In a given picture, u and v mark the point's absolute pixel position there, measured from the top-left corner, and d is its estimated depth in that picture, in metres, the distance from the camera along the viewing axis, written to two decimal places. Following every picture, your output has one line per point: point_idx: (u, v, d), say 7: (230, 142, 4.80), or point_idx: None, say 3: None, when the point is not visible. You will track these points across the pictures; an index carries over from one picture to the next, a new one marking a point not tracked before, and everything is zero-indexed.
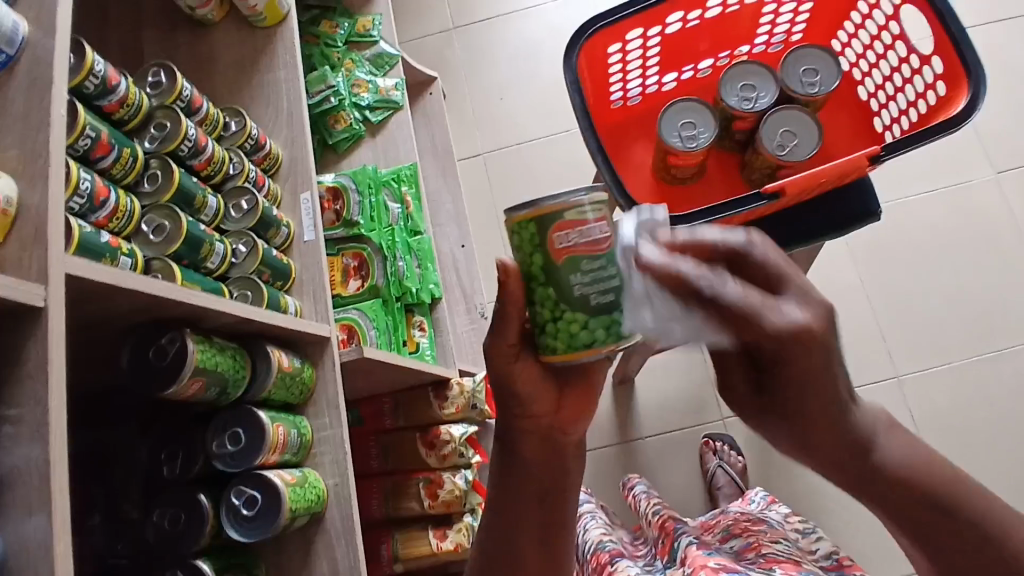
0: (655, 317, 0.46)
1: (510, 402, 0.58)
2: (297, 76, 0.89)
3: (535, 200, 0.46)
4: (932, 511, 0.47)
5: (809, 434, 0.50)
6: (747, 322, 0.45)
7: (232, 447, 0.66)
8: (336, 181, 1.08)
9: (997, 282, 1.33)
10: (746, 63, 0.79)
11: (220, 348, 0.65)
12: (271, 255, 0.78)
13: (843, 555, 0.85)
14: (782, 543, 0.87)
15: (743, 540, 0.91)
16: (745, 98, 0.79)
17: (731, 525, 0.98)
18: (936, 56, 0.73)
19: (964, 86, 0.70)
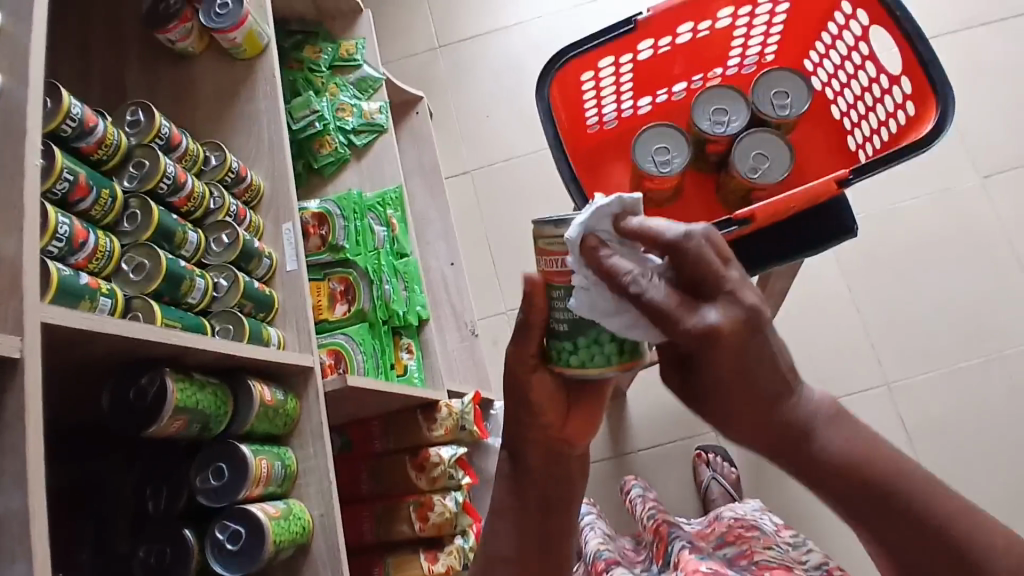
0: (591, 306, 0.49)
1: (520, 409, 0.59)
2: (277, 107, 0.90)
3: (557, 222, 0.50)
4: (873, 500, 0.50)
5: (750, 431, 0.53)
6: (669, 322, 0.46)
7: (216, 482, 0.66)
8: (322, 207, 1.09)
9: (986, 286, 1.33)
10: (717, 87, 0.81)
11: (201, 386, 0.65)
12: (253, 287, 0.78)
13: (833, 566, 0.85)
14: (775, 550, 0.86)
15: (736, 547, 0.89)
16: (717, 122, 0.81)
17: (725, 533, 0.94)
18: (905, 76, 0.74)
19: (932, 106, 0.70)
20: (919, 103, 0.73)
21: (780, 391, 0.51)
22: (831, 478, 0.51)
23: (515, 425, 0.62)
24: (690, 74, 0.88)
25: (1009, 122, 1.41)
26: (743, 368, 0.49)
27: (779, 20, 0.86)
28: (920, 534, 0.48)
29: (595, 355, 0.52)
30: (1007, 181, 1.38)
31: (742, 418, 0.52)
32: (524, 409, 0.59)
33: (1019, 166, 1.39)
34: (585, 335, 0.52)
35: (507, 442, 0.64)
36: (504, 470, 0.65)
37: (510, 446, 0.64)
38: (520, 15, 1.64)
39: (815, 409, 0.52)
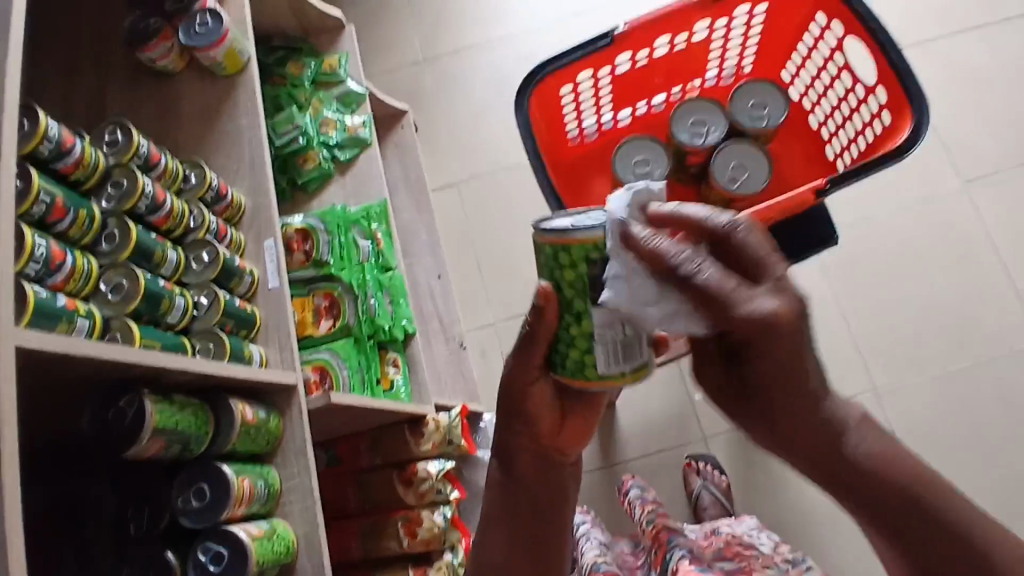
0: (629, 296, 0.46)
1: (513, 417, 0.59)
2: (259, 124, 0.90)
3: (564, 231, 0.47)
4: (911, 516, 0.46)
5: (789, 431, 0.48)
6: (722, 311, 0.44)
7: (197, 503, 0.66)
8: (305, 222, 1.08)
9: (969, 291, 1.34)
10: (696, 99, 0.82)
11: (181, 406, 0.65)
12: (234, 305, 0.78)
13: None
14: (773, 569, 0.86)
15: (735, 564, 0.87)
16: (696, 133, 0.82)
17: (722, 548, 0.95)
18: (879, 87, 0.75)
19: (907, 117, 0.71)
20: (895, 114, 0.74)
21: (822, 386, 0.48)
22: (868, 491, 0.47)
23: (507, 433, 0.62)
24: (669, 86, 0.89)
25: (987, 128, 1.43)
26: (767, 355, 0.46)
27: (755, 32, 0.87)
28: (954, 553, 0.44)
29: (564, 363, 0.51)
30: (989, 186, 1.39)
31: (784, 417, 0.48)
32: (517, 416, 0.59)
33: (999, 171, 1.40)
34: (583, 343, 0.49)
35: (496, 450, 0.64)
36: (494, 477, 0.64)
37: (500, 453, 0.64)
38: (503, 28, 1.64)
39: (846, 411, 0.49)
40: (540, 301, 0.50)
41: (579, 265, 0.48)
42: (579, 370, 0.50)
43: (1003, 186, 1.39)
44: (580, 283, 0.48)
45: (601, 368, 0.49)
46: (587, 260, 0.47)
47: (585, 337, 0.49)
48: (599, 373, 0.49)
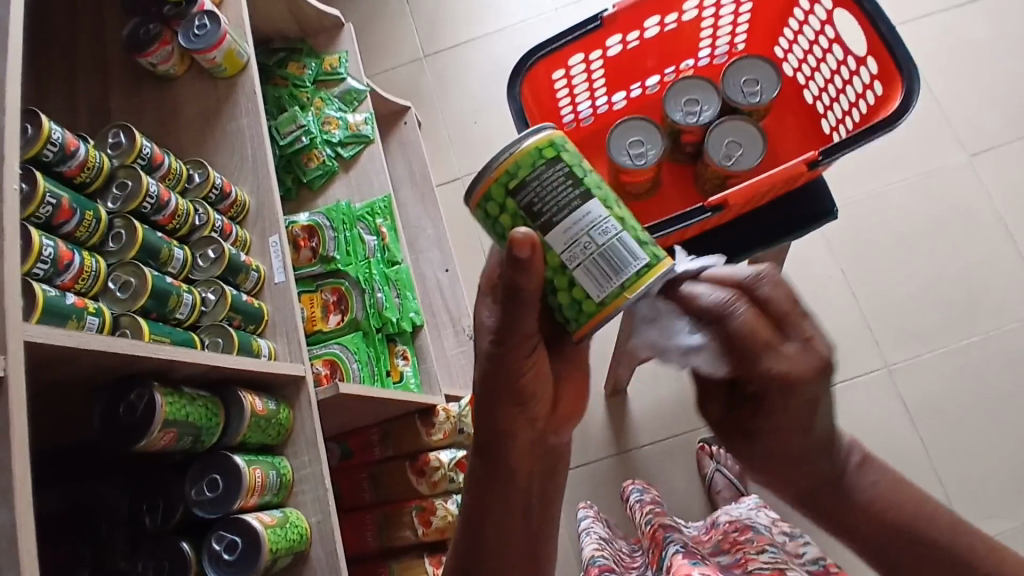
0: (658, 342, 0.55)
1: (507, 398, 0.57)
2: (259, 123, 0.92)
3: (487, 166, 0.49)
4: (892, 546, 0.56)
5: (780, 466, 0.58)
6: (749, 357, 0.50)
7: (210, 493, 0.68)
8: (310, 219, 1.10)
9: (979, 266, 1.33)
10: (688, 78, 0.82)
11: (191, 399, 0.66)
12: (241, 300, 0.79)
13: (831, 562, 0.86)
14: (769, 552, 0.86)
15: (733, 557, 0.90)
16: (689, 113, 0.82)
17: (721, 539, 0.98)
18: (870, 57, 0.74)
19: (898, 86, 0.70)
20: (886, 81, 0.73)
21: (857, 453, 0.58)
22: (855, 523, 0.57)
23: (500, 429, 0.58)
24: (662, 68, 0.89)
25: (992, 101, 1.41)
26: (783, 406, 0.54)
27: (745, 11, 0.87)
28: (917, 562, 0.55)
29: (567, 316, 0.51)
30: (996, 158, 1.38)
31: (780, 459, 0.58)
32: (512, 397, 0.57)
33: (1006, 143, 1.38)
34: (565, 277, 0.49)
35: (479, 441, 0.60)
36: (476, 475, 0.61)
37: (484, 450, 0.60)
38: (502, 21, 1.65)
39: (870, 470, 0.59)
40: (523, 255, 0.47)
41: (510, 199, 0.49)
42: (583, 312, 0.50)
43: (1010, 158, 1.38)
44: (521, 219, 0.49)
45: (595, 296, 0.49)
46: (510, 193, 0.49)
47: (563, 274, 0.49)
48: (595, 300, 0.49)
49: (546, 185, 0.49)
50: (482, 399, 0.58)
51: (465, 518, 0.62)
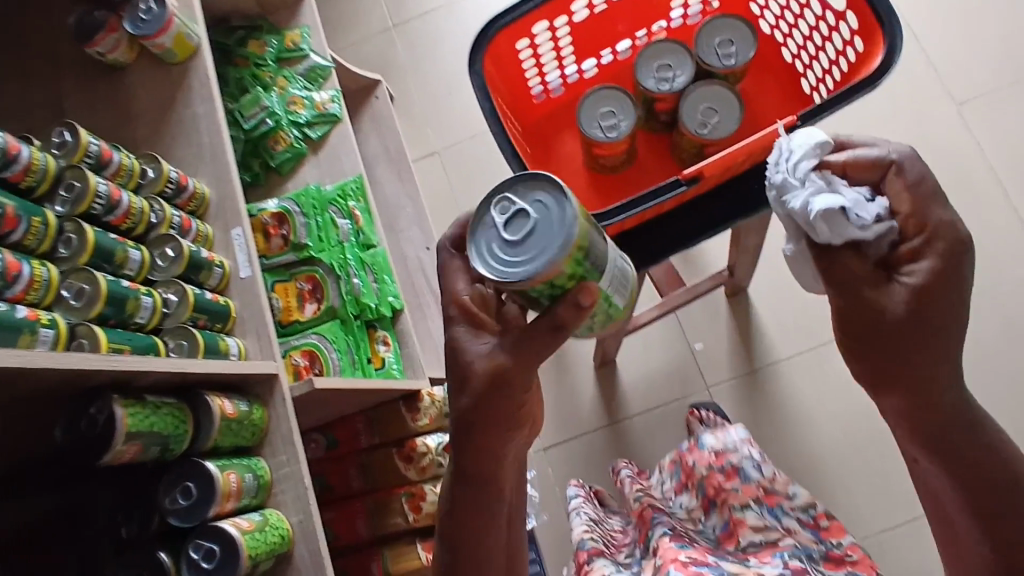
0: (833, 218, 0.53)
1: (498, 426, 0.58)
2: (215, 110, 0.88)
3: (559, 249, 0.48)
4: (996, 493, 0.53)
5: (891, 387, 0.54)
6: (926, 201, 0.52)
7: (184, 501, 0.66)
8: (280, 206, 1.06)
9: (968, 218, 1.30)
10: (659, 43, 0.82)
11: (155, 407, 0.64)
12: (205, 299, 0.76)
13: (820, 513, 0.93)
14: (755, 511, 0.93)
15: (722, 521, 0.95)
16: (662, 79, 0.82)
17: (706, 480, 0.99)
18: (850, 12, 0.71)
19: (879, 41, 0.67)
20: (866, 37, 0.70)
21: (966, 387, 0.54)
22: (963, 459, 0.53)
23: (487, 449, 0.59)
24: (634, 31, 0.88)
25: (977, 47, 1.37)
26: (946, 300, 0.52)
27: None
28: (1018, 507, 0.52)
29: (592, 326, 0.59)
30: (983, 106, 1.35)
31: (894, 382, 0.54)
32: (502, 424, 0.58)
33: (994, 90, 1.35)
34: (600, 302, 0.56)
35: (460, 466, 0.61)
36: (459, 495, 0.62)
37: (467, 475, 0.61)
38: None
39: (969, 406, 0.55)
40: (589, 302, 0.51)
41: (576, 269, 0.50)
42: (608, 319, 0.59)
43: (998, 106, 1.34)
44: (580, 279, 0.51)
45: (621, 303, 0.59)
46: (578, 264, 0.50)
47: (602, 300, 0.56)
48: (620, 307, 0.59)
49: (596, 245, 0.51)
50: (467, 429, 0.58)
51: (450, 530, 0.64)
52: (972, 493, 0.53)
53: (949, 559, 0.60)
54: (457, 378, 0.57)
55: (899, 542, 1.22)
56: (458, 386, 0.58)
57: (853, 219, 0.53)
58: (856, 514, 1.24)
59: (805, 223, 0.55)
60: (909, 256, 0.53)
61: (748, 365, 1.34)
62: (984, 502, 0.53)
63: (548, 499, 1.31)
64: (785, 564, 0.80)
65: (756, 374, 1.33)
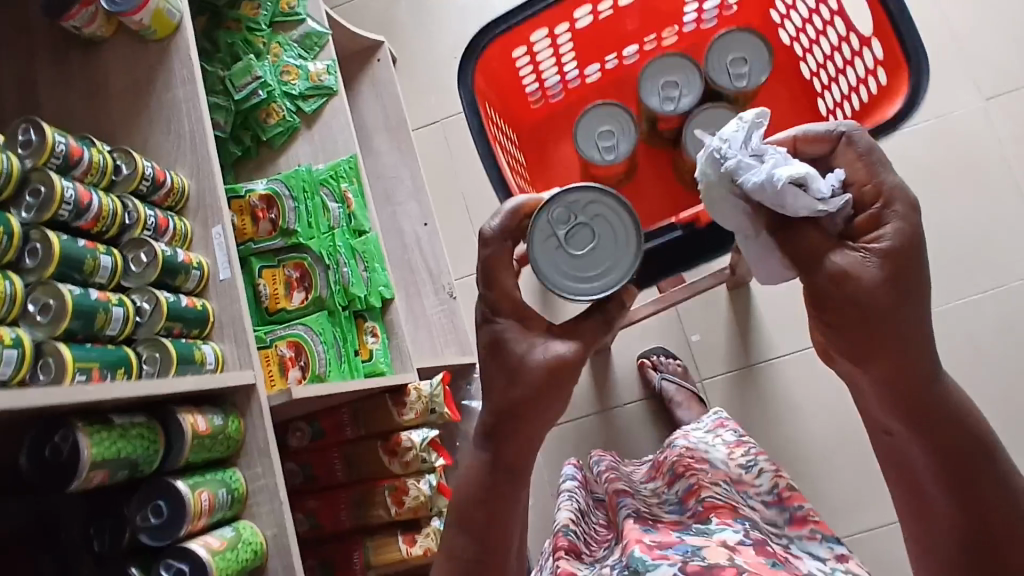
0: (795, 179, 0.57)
1: (532, 410, 0.57)
2: (196, 94, 0.83)
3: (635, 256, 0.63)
4: (964, 456, 0.54)
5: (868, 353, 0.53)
6: (873, 167, 0.56)
7: (156, 520, 0.65)
8: (269, 187, 1.02)
9: (979, 217, 1.25)
10: (665, 53, 1.08)
11: (123, 431, 0.62)
12: (179, 305, 0.73)
13: (783, 489, 0.96)
14: (721, 486, 0.92)
15: (687, 483, 0.95)
16: (665, 87, 1.09)
17: (675, 464, 1.02)
18: (875, 44, 0.99)
19: (903, 75, 0.99)
20: (889, 71, 1.01)
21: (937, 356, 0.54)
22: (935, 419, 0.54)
23: (523, 440, 0.58)
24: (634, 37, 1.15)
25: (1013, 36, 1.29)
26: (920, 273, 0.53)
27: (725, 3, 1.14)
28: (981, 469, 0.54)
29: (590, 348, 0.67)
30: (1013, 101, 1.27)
31: (875, 350, 0.53)
32: (533, 409, 0.57)
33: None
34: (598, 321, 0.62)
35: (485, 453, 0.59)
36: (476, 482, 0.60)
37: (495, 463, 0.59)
38: None
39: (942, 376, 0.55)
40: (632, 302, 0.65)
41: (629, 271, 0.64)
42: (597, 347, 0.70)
43: None
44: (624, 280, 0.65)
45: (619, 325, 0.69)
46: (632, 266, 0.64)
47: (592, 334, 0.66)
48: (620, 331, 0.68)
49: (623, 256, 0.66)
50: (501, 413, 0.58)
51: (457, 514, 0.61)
52: (947, 459, 0.54)
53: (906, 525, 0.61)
54: (506, 373, 0.57)
55: (880, 547, 1.22)
56: (509, 380, 0.57)
57: (814, 191, 0.56)
58: (842, 517, 1.24)
59: (772, 201, 0.59)
60: (870, 225, 0.55)
61: (745, 359, 1.31)
62: (950, 463, 0.54)
63: (535, 483, 1.32)
64: (747, 531, 0.81)
65: (753, 369, 1.31)
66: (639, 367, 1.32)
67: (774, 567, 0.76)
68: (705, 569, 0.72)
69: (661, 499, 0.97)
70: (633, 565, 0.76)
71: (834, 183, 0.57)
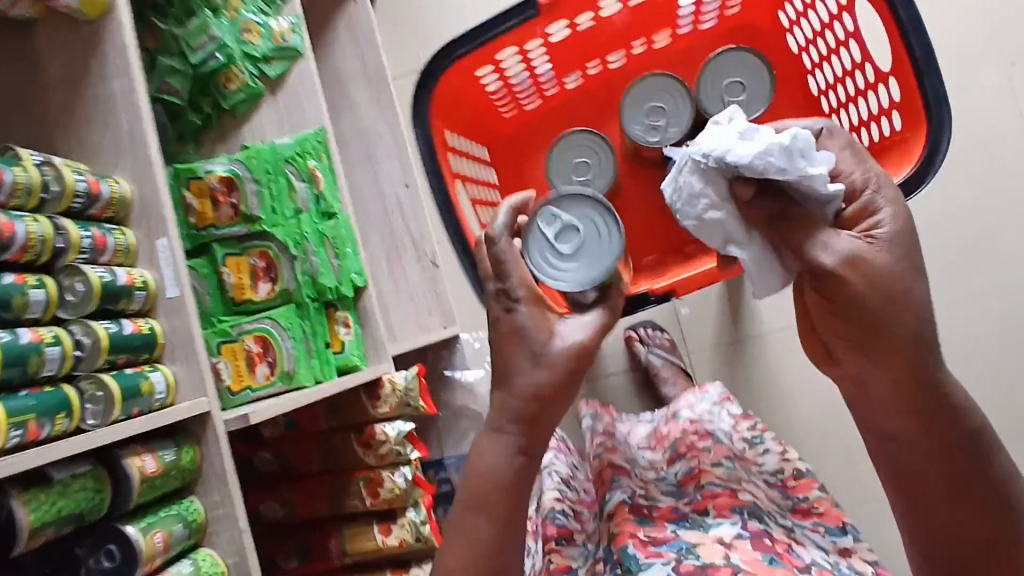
0: (800, 149, 0.59)
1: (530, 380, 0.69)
2: (135, 88, 0.75)
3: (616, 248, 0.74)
4: (964, 449, 0.62)
5: (887, 357, 0.59)
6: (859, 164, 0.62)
7: (109, 564, 0.64)
8: (228, 168, 0.94)
9: (988, 197, 1.34)
10: (652, 78, 1.08)
11: (65, 486, 0.60)
12: (122, 335, 0.69)
13: (789, 475, 0.97)
14: (723, 467, 0.92)
15: (687, 465, 0.95)
16: (651, 117, 1.09)
17: (678, 442, 1.02)
18: (892, 83, 0.94)
19: (924, 128, 0.90)
20: (904, 116, 0.93)
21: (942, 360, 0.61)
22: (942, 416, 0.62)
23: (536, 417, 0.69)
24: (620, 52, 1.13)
25: None
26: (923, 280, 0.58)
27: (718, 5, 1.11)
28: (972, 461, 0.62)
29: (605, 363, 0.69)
30: None
31: (898, 359, 0.59)
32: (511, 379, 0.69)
33: None
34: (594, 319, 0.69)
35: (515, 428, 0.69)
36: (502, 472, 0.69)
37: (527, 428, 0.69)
38: None
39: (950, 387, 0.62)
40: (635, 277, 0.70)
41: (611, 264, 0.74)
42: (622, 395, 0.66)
43: None
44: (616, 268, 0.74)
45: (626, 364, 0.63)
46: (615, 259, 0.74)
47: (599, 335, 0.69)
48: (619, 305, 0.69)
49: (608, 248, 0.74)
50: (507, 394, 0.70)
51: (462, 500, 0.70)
52: (944, 448, 0.63)
53: (902, 511, 0.68)
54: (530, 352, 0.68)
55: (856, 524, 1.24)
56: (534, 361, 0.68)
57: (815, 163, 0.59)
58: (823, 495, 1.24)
59: (778, 165, 0.58)
60: (857, 217, 0.61)
61: (732, 335, 1.28)
62: (946, 448, 0.63)
63: None
64: (744, 524, 0.80)
65: (740, 345, 1.28)
66: (626, 340, 1.30)
67: (771, 564, 0.74)
68: (698, 569, 0.73)
69: (659, 477, 0.98)
70: (625, 563, 0.76)
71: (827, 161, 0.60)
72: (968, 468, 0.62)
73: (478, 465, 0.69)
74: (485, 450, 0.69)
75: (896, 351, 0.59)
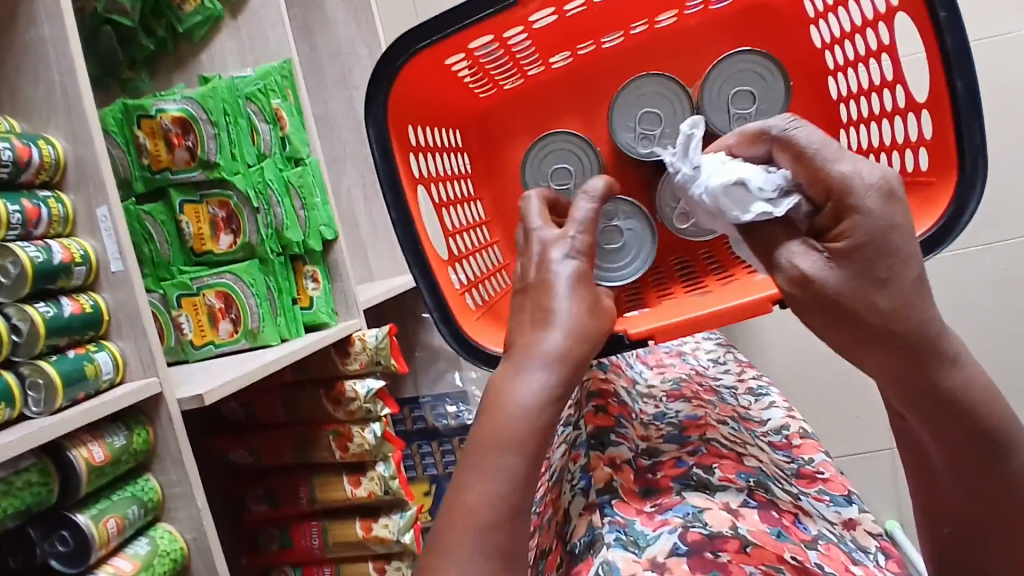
0: (730, 188, 0.60)
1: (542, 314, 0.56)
2: (66, 35, 0.66)
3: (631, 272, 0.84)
4: (982, 451, 0.51)
5: (876, 333, 0.50)
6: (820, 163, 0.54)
7: (62, 550, 0.63)
8: (182, 107, 0.85)
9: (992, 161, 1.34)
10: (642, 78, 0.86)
11: (9, 481, 0.58)
12: (61, 318, 0.64)
13: (794, 433, 0.85)
14: (729, 426, 0.79)
15: (692, 411, 0.81)
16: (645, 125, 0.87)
17: (682, 386, 0.91)
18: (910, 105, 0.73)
19: (953, 178, 0.67)
20: (937, 158, 0.70)
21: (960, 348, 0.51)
22: (956, 415, 0.50)
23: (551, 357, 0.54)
24: (628, 23, 0.90)
25: None
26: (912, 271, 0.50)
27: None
28: (994, 472, 0.51)
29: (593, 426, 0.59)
30: None
31: (891, 344, 0.50)
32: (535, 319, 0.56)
33: None
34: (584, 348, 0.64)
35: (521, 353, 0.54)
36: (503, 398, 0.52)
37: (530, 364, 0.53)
38: None
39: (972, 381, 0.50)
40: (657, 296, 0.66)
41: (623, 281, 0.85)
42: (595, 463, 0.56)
43: None
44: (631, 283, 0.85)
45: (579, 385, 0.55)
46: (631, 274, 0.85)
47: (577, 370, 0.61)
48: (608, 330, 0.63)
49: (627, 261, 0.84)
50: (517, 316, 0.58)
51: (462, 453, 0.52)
52: (957, 451, 0.51)
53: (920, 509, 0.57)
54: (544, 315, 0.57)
55: None
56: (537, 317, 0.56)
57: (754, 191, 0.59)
58: None
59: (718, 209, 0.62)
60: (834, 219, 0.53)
61: None
62: (962, 452, 0.51)
63: None
64: (750, 491, 0.65)
65: None
66: None
67: (780, 540, 0.61)
68: (707, 540, 0.57)
69: (658, 414, 0.83)
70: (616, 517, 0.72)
71: (779, 182, 0.58)
72: (985, 477, 0.51)
73: (504, 399, 0.52)
74: (513, 384, 0.53)
75: (886, 348, 0.50)
